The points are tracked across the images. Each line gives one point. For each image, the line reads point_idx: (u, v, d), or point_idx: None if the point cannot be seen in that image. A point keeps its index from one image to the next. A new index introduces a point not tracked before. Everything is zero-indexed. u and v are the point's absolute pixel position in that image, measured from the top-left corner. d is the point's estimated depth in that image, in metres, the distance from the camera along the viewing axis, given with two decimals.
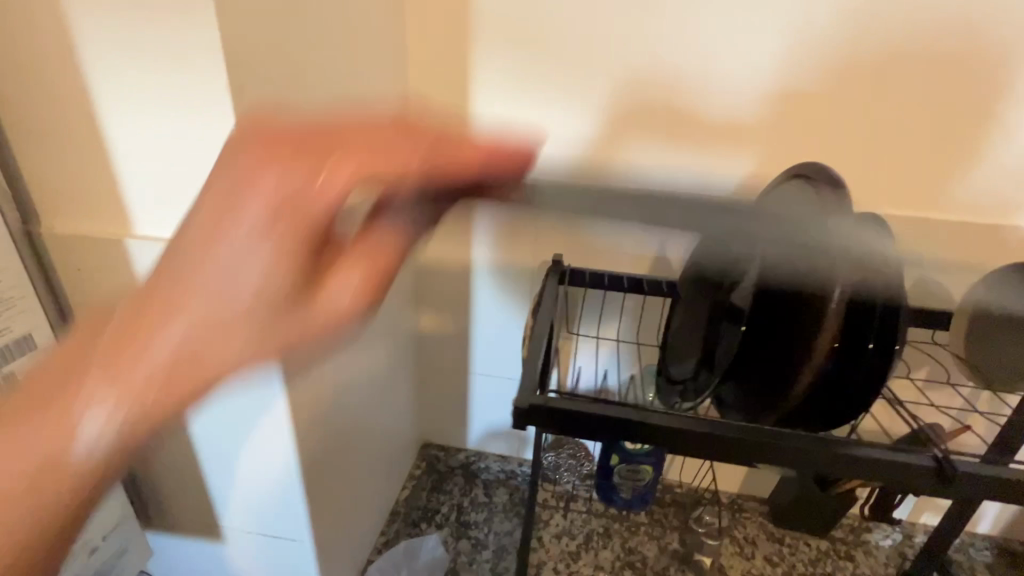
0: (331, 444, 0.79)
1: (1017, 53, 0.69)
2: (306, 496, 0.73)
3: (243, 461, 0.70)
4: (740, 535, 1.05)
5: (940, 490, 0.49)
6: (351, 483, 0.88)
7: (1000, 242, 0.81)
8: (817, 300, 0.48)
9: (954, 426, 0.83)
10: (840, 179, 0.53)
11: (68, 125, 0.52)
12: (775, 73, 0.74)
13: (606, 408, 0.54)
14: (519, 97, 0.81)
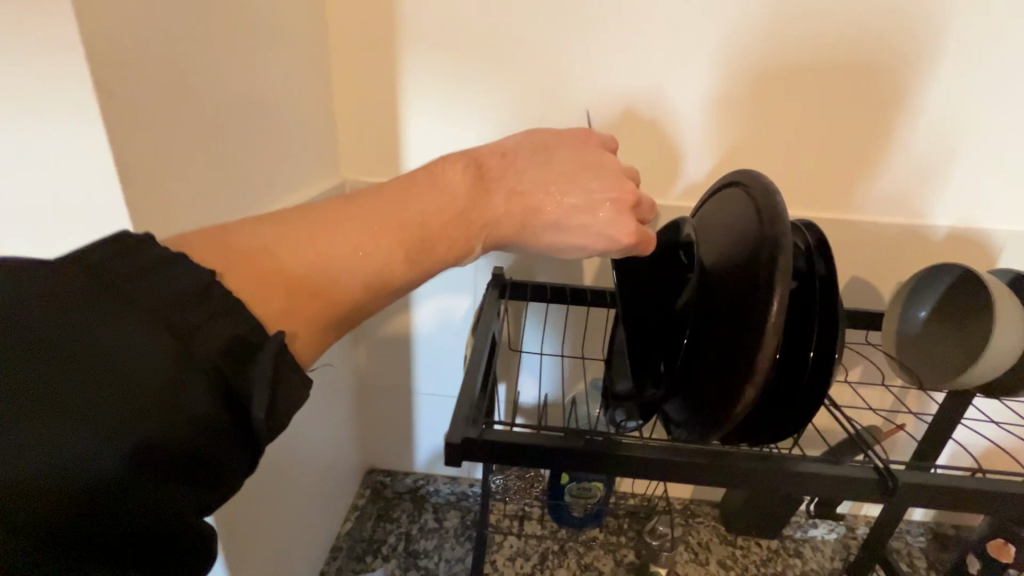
0: (258, 480, 0.72)
1: (911, 58, 0.75)
2: (225, 540, 0.65)
3: None
4: (694, 541, 1.03)
5: (883, 501, 0.49)
6: (285, 519, 0.82)
7: (916, 244, 0.85)
8: (756, 309, 0.47)
9: (887, 426, 0.85)
10: (772, 184, 0.52)
11: None
12: (699, 77, 0.79)
13: (544, 436, 0.51)
14: (454, 108, 0.84)
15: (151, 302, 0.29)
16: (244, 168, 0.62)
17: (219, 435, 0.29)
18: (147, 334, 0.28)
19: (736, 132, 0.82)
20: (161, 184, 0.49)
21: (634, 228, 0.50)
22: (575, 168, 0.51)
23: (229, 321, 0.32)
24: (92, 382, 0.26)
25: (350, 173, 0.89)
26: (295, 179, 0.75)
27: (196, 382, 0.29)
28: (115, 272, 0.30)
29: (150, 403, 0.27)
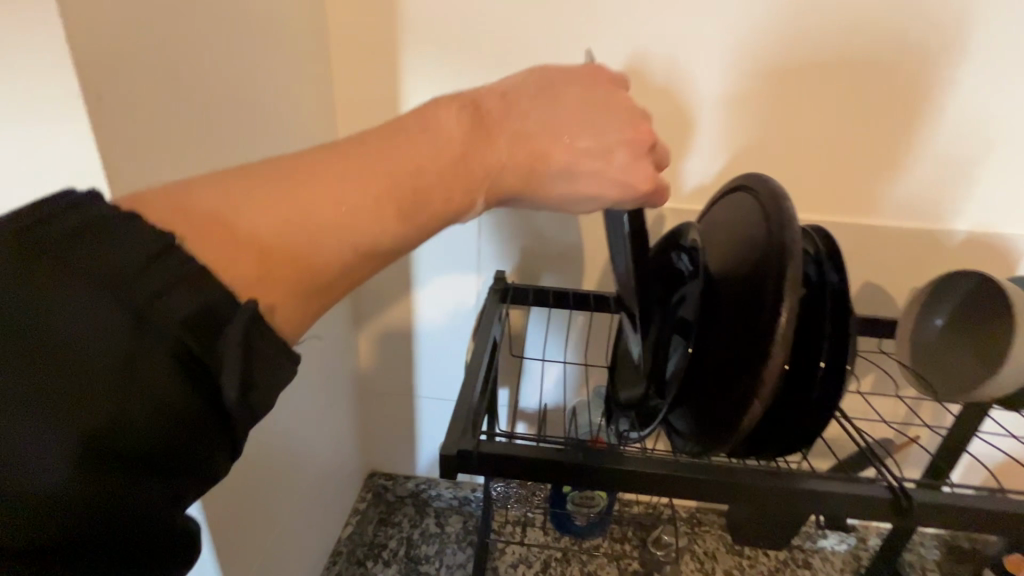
0: (257, 484, 0.71)
1: (928, 58, 0.73)
2: (220, 547, 0.64)
3: None
4: (701, 551, 1.00)
5: (896, 521, 0.47)
6: (284, 524, 0.81)
7: (932, 249, 0.82)
8: (763, 321, 0.45)
9: (900, 437, 0.82)
10: (781, 188, 0.49)
11: None
12: (708, 76, 0.77)
13: (543, 449, 0.49)
14: None
15: (102, 268, 0.26)
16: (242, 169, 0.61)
17: (180, 412, 0.27)
18: (93, 307, 0.26)
19: (745, 133, 0.80)
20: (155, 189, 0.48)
21: (651, 173, 0.46)
22: (584, 114, 0.45)
23: (191, 289, 0.28)
24: (34, 357, 0.24)
25: None
26: None
27: (149, 357, 0.26)
28: (63, 234, 0.26)
29: (96, 380, 0.25)
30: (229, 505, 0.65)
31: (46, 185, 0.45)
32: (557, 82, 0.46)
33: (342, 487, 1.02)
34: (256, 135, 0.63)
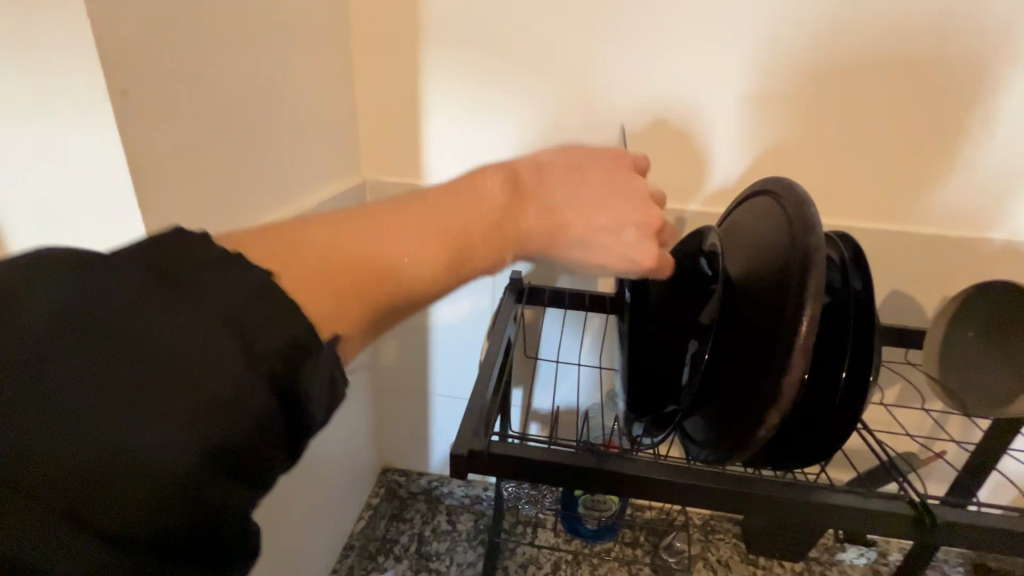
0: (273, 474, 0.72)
1: (961, 58, 0.70)
2: None
3: None
4: (713, 560, 0.98)
5: (920, 539, 0.45)
6: (299, 516, 0.82)
7: (963, 259, 0.80)
8: (785, 329, 0.44)
9: (924, 452, 0.80)
10: (805, 193, 0.48)
11: None
12: (731, 76, 0.76)
13: (554, 451, 0.49)
14: (475, 107, 0.82)
15: (206, 302, 0.27)
16: (265, 166, 0.62)
17: (268, 449, 0.27)
18: (204, 331, 0.26)
19: (768, 135, 0.78)
20: (179, 184, 0.49)
21: (655, 253, 0.49)
22: (607, 194, 0.48)
23: (290, 323, 0.28)
24: (139, 388, 0.23)
25: (371, 172, 0.89)
26: (315, 176, 0.74)
27: (254, 385, 0.26)
28: (165, 267, 0.27)
29: (200, 416, 0.24)
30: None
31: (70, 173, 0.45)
32: (588, 157, 0.50)
33: (356, 482, 1.03)
34: (277, 133, 0.64)
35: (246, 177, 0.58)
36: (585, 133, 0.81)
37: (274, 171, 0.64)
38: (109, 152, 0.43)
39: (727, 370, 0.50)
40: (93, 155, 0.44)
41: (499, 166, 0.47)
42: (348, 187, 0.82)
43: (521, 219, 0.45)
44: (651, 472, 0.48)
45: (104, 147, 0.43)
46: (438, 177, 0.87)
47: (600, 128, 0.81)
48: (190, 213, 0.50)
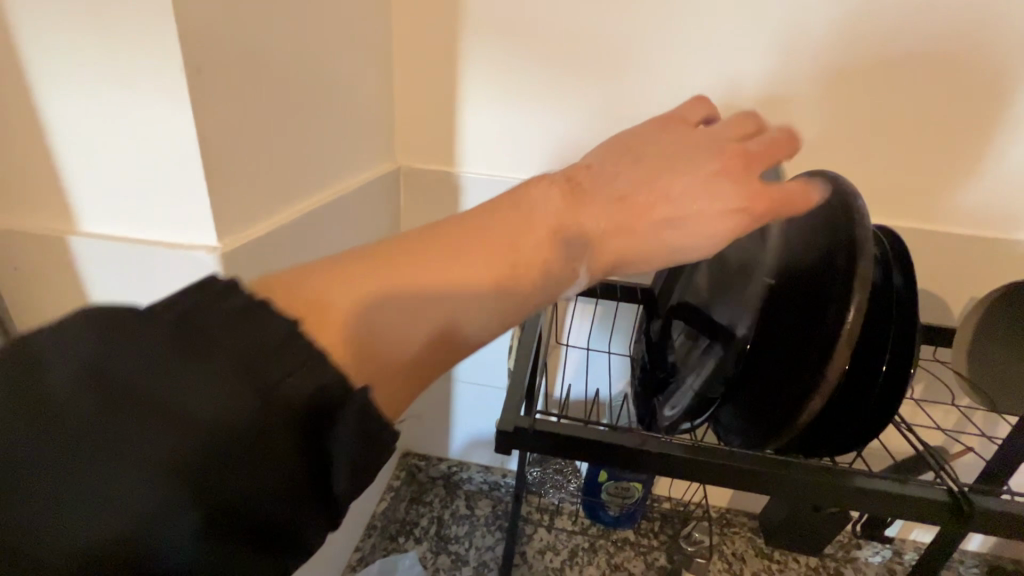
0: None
1: (1002, 53, 0.70)
2: None
3: None
4: (729, 551, 0.99)
5: (954, 525, 0.46)
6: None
7: (993, 258, 0.80)
8: (830, 318, 0.45)
9: (948, 448, 0.80)
10: (851, 186, 0.49)
11: (23, 105, 0.46)
12: (767, 67, 0.76)
13: (595, 432, 0.50)
14: (510, 95, 0.83)
15: (214, 355, 0.26)
16: (312, 147, 0.63)
17: (296, 505, 0.27)
18: (204, 393, 0.25)
19: (801, 130, 0.78)
20: (239, 165, 0.50)
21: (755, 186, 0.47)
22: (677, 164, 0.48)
23: (310, 372, 0.27)
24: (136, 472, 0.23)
25: (404, 159, 0.90)
26: (355, 160, 0.75)
27: (263, 447, 0.25)
28: (176, 317, 0.26)
29: (208, 491, 0.24)
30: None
31: (133, 150, 0.46)
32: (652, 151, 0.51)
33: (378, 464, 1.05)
34: (323, 119, 0.65)
35: (296, 161, 0.60)
36: (619, 124, 0.82)
37: (320, 155, 0.65)
38: (176, 128, 0.45)
39: (766, 359, 0.51)
40: (160, 132, 0.45)
41: (561, 175, 0.49)
42: (383, 171, 0.84)
43: (573, 203, 0.46)
44: (687, 454, 0.50)
45: (169, 123, 0.45)
46: (471, 164, 0.88)
47: (634, 117, 0.81)
48: (247, 194, 0.52)
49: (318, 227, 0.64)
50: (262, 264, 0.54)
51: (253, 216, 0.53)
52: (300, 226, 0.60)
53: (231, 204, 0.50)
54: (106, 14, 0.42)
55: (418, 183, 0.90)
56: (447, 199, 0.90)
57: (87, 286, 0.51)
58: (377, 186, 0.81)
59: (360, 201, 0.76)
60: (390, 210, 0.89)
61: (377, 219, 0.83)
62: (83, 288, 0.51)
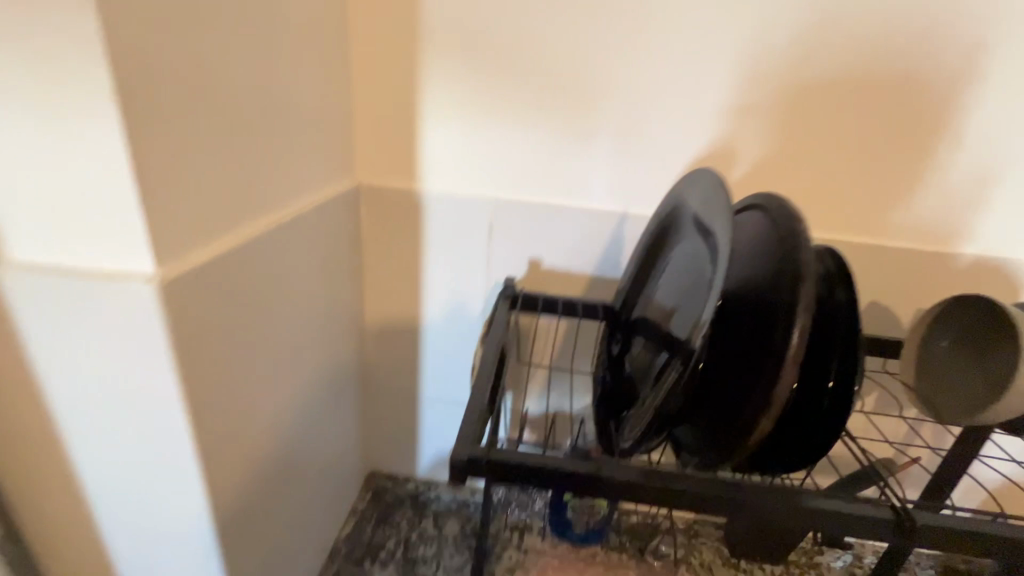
0: (272, 471, 0.69)
1: (939, 79, 0.74)
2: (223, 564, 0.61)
3: (133, 534, 0.58)
4: (696, 563, 0.99)
5: (904, 543, 0.47)
6: (300, 516, 0.81)
7: (938, 273, 0.83)
8: (778, 339, 0.45)
9: (900, 456, 0.82)
10: (795, 208, 0.50)
11: None
12: (722, 88, 0.78)
13: (553, 457, 0.50)
14: (471, 113, 0.83)
15: None
16: (265, 169, 0.62)
17: None
18: None
19: (755, 149, 0.80)
20: (183, 189, 0.49)
21: None
22: None
23: None
24: None
25: (365, 176, 0.89)
26: (312, 179, 0.74)
27: None
28: None
29: None
30: (238, 495, 0.61)
31: (64, 177, 0.44)
32: None
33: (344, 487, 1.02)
34: (276, 139, 0.64)
35: (246, 181, 0.58)
36: (580, 142, 0.83)
37: (273, 175, 0.64)
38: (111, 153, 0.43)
39: (721, 378, 0.51)
40: (94, 157, 0.43)
41: None
42: (343, 190, 0.82)
43: None
44: (645, 477, 0.49)
45: (103, 148, 0.43)
46: (434, 182, 0.88)
47: (594, 136, 0.82)
48: (193, 220, 0.50)
49: (271, 249, 0.62)
50: (208, 289, 0.52)
51: (198, 239, 0.51)
52: (251, 249, 0.58)
53: (174, 229, 0.48)
54: (32, 35, 0.40)
55: (379, 201, 0.89)
56: (409, 216, 0.89)
57: (16, 318, 0.48)
58: (336, 205, 0.80)
59: (317, 221, 0.74)
60: (352, 228, 0.87)
61: (336, 237, 0.81)
62: (12, 321, 0.48)
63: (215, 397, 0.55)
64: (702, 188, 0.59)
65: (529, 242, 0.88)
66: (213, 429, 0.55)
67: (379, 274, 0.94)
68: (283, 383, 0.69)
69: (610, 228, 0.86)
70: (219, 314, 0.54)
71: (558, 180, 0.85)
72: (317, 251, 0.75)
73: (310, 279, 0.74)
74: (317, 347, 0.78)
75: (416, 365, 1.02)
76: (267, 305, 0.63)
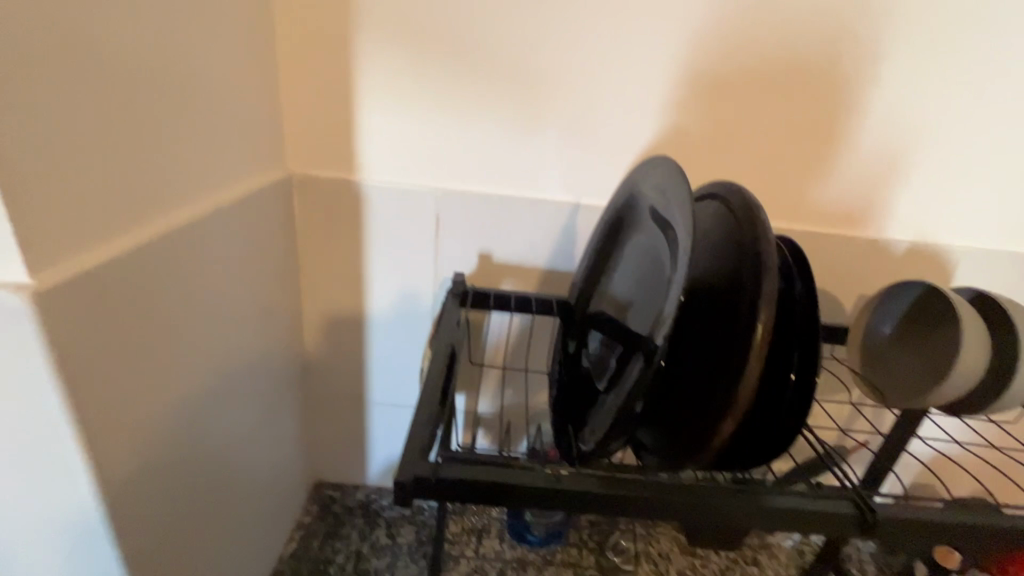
0: (195, 496, 0.62)
1: (877, 69, 0.75)
2: None
3: None
4: (654, 555, 0.99)
5: (860, 534, 0.48)
6: (235, 540, 0.74)
7: (877, 259, 0.85)
8: (742, 333, 0.43)
9: (845, 438, 0.85)
10: (753, 197, 0.48)
11: None
12: (671, 73, 0.76)
13: (511, 472, 0.46)
14: (411, 98, 0.77)
15: None
16: (167, 156, 0.54)
17: None
18: None
19: (702, 136, 0.79)
20: (59, 179, 0.41)
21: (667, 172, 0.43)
22: None
23: None
24: None
25: (296, 166, 0.81)
26: (231, 169, 0.66)
27: None
28: None
29: None
30: (152, 528, 0.54)
31: None
32: None
33: (286, 502, 0.94)
34: (181, 123, 0.56)
35: (143, 170, 0.50)
36: (528, 130, 0.79)
37: (179, 163, 0.56)
38: None
39: (684, 378, 0.49)
40: None
41: None
42: (269, 181, 0.74)
43: None
44: (607, 487, 0.47)
45: None
46: (374, 172, 0.81)
47: (541, 122, 0.78)
48: (77, 215, 0.43)
49: (180, 248, 0.55)
50: (99, 296, 0.44)
51: (81, 238, 0.43)
52: (154, 248, 0.51)
53: (49, 227, 0.40)
54: None
55: (312, 193, 0.82)
56: (346, 209, 0.83)
57: None
58: (262, 198, 0.72)
59: (238, 215, 0.66)
60: (282, 222, 0.79)
61: (263, 232, 0.74)
62: None
63: (118, 421, 0.47)
64: (658, 177, 0.56)
65: (479, 235, 0.84)
66: (116, 457, 0.47)
67: (317, 272, 0.87)
68: (202, 397, 0.61)
69: (563, 220, 0.83)
70: (115, 324, 0.46)
71: (508, 170, 0.81)
72: (239, 248, 0.67)
73: (233, 280, 0.66)
74: (245, 355, 0.71)
75: (360, 367, 0.96)
76: (177, 311, 0.55)
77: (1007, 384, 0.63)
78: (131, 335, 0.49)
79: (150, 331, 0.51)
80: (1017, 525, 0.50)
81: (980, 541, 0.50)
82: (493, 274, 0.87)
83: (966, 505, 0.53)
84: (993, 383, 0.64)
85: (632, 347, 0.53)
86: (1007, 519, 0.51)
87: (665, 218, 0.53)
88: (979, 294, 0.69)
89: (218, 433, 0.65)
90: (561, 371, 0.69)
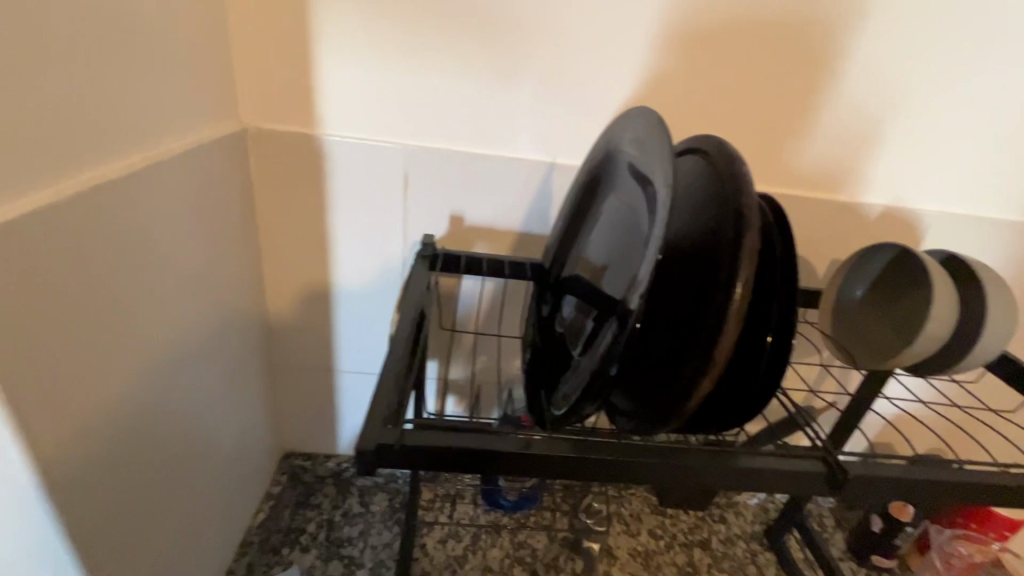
0: (147, 470, 0.59)
1: (863, 24, 0.72)
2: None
3: None
4: (625, 516, 1.01)
5: (831, 493, 0.48)
6: (195, 511, 0.71)
7: (851, 223, 0.85)
8: (719, 293, 0.42)
9: (813, 400, 0.86)
10: (735, 151, 0.46)
11: None
12: (653, 24, 0.72)
13: (482, 438, 0.44)
14: (375, 45, 0.71)
15: None
16: (99, 99, 0.48)
17: None
18: None
19: (683, 93, 0.76)
20: None
21: None
22: None
23: None
24: None
25: (251, 120, 0.75)
26: (176, 119, 0.60)
27: None
28: None
29: None
30: (101, 501, 0.51)
31: None
32: None
33: (252, 472, 0.92)
34: (113, 62, 0.50)
35: (70, 113, 0.45)
36: (501, 83, 0.74)
37: (113, 107, 0.50)
38: None
39: (660, 340, 0.48)
40: None
41: None
42: (221, 134, 0.69)
43: None
44: (580, 452, 0.45)
45: None
46: (336, 127, 0.76)
47: (516, 75, 0.74)
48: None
49: (117, 202, 0.50)
50: (21, 252, 0.40)
51: None
52: (88, 202, 0.46)
53: None
54: None
55: (270, 149, 0.76)
56: (308, 167, 0.78)
57: None
58: (213, 153, 0.67)
59: (187, 170, 0.61)
60: (237, 180, 0.74)
61: (216, 190, 0.68)
62: None
63: (53, 390, 0.43)
64: (637, 129, 0.54)
65: (449, 196, 0.80)
66: (55, 429, 0.44)
67: (278, 234, 0.82)
68: (151, 364, 0.57)
69: (538, 180, 0.80)
70: (44, 284, 0.42)
71: (480, 127, 0.77)
72: (189, 205, 0.62)
73: (182, 240, 0.61)
74: (199, 321, 0.66)
75: (327, 335, 0.92)
76: (115, 271, 0.51)
77: (972, 345, 0.64)
78: (65, 297, 0.44)
79: (84, 292, 0.47)
80: (981, 482, 0.52)
81: (946, 497, 0.51)
82: (465, 237, 0.83)
83: (932, 463, 0.54)
84: (957, 345, 0.65)
85: (606, 308, 0.52)
86: (973, 476, 0.52)
87: (643, 173, 0.51)
88: (950, 256, 0.69)
89: (171, 402, 0.62)
90: (536, 335, 0.67)
